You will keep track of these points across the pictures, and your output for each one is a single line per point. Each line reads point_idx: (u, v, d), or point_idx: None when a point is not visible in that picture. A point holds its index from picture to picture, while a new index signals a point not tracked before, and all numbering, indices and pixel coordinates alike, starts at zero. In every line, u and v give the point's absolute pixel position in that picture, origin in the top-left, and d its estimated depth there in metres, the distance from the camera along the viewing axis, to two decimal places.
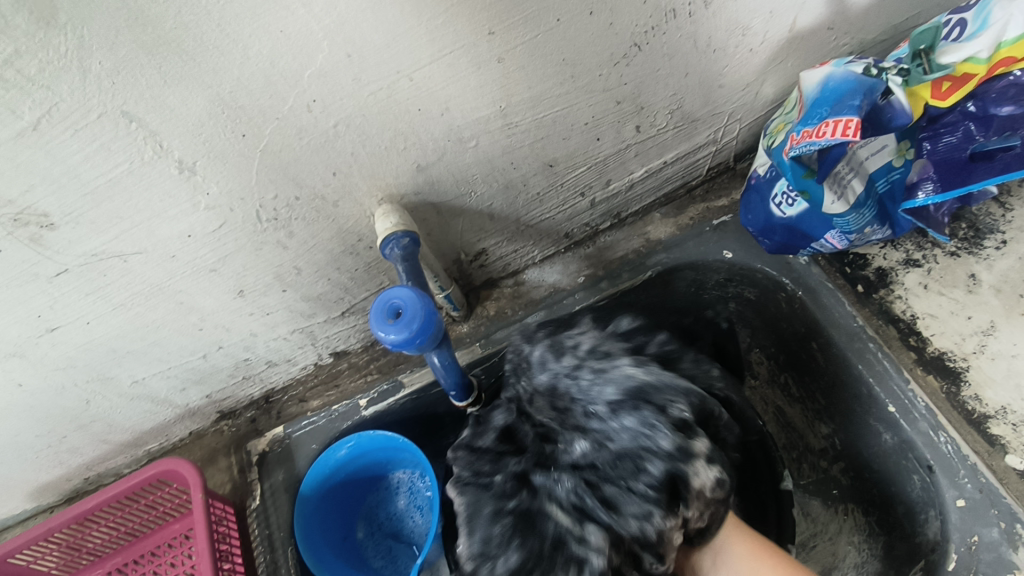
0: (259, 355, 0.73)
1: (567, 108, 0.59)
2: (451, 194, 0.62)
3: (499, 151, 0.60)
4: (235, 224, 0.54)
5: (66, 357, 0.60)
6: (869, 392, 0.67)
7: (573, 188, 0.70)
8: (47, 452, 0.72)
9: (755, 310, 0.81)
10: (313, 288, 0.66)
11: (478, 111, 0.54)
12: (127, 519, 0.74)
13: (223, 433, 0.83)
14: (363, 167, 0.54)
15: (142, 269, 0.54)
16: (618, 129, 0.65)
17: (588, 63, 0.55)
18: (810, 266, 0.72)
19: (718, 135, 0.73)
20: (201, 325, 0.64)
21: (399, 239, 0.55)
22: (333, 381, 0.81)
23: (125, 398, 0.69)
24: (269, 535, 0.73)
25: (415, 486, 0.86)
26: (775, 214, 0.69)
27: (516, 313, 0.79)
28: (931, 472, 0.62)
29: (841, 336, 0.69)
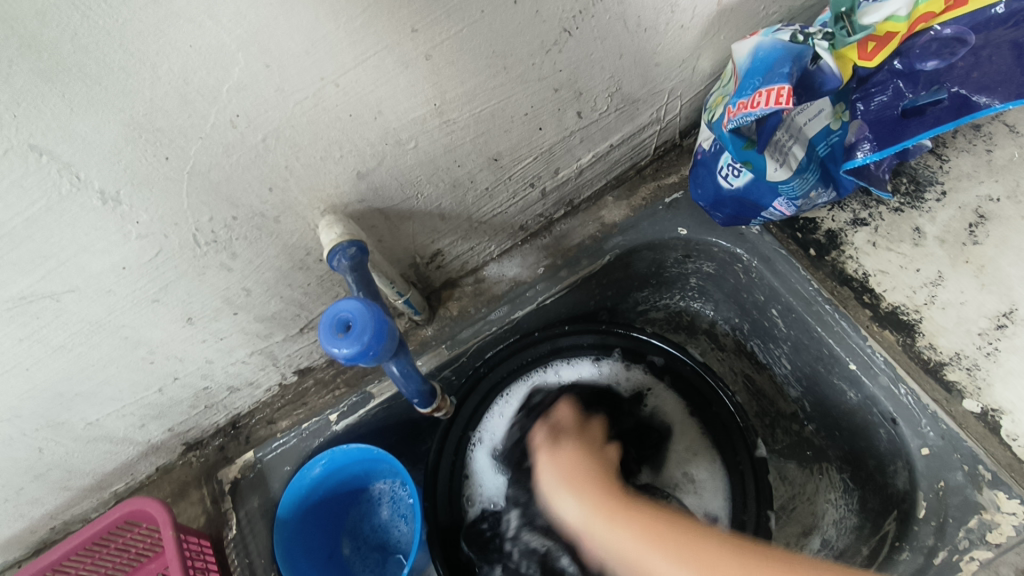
0: (219, 382, 0.71)
1: (504, 100, 0.58)
2: (398, 198, 0.61)
3: (441, 150, 0.59)
4: (172, 251, 0.52)
5: (10, 407, 0.57)
6: (831, 352, 0.69)
7: (522, 180, 0.70)
8: (5, 507, 0.69)
9: (715, 283, 0.82)
10: (266, 307, 0.64)
11: (414, 111, 0.53)
12: (98, 566, 0.71)
13: (191, 465, 0.80)
14: (301, 179, 0.53)
15: (78, 307, 0.52)
16: (559, 117, 0.64)
17: (519, 53, 0.54)
18: (763, 235, 0.73)
19: (661, 114, 0.74)
20: (152, 358, 0.62)
21: (346, 249, 0.53)
22: (300, 400, 0.79)
23: (81, 441, 0.67)
24: (251, 564, 0.72)
25: (397, 495, 0.85)
26: (724, 187, 0.69)
27: (479, 310, 0.78)
28: (895, 424, 0.63)
29: (799, 301, 0.70)
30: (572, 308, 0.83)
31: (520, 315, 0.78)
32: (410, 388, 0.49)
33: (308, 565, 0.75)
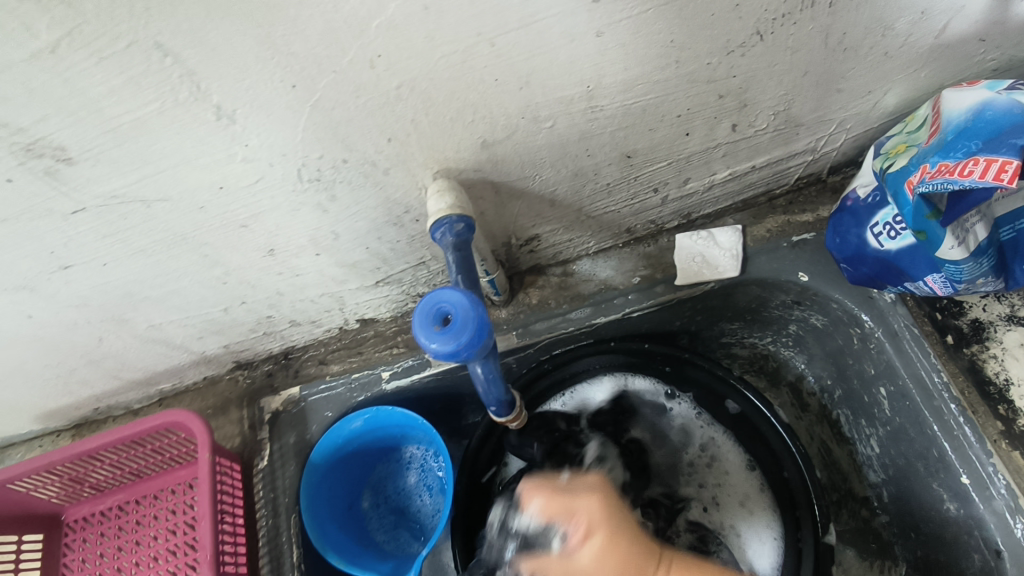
0: (283, 314, 0.68)
1: (662, 96, 0.51)
2: (515, 175, 0.55)
3: (577, 136, 0.53)
4: (274, 181, 0.48)
5: (80, 296, 0.55)
6: (940, 456, 0.61)
7: (647, 183, 0.63)
8: (57, 381, 0.69)
9: (818, 338, 0.74)
10: (349, 255, 0.61)
11: (564, 89, 0.47)
12: (130, 461, 0.71)
13: (237, 383, 0.79)
14: (422, 137, 0.48)
15: (166, 216, 0.49)
16: (712, 125, 0.57)
17: (699, 49, 0.47)
18: (896, 305, 0.65)
19: (819, 144, 0.65)
20: (226, 279, 0.59)
21: (453, 223, 0.48)
22: (356, 348, 0.77)
23: (140, 339, 0.66)
24: (274, 499, 0.71)
25: (427, 464, 0.82)
26: (871, 244, 0.61)
27: (560, 305, 0.72)
28: (998, 557, 0.56)
29: (919, 389, 0.62)
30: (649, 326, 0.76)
31: (601, 322, 0.72)
32: (491, 393, 0.45)
33: (329, 516, 0.73)
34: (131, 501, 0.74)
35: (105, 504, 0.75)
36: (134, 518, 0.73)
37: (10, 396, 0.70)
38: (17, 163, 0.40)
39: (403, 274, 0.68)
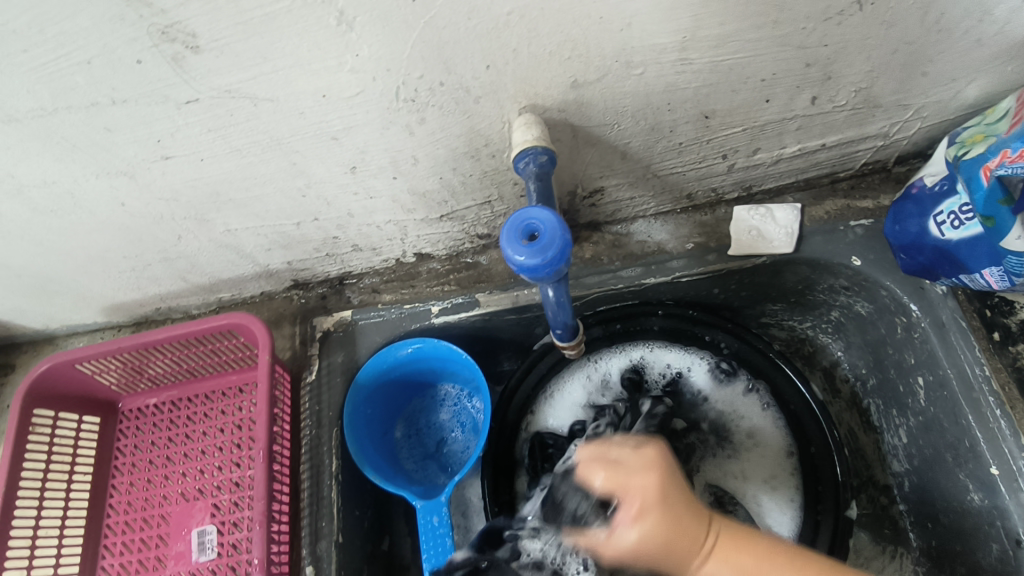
0: (348, 237, 0.71)
1: (751, 56, 0.52)
2: (595, 121, 0.57)
3: (662, 88, 0.54)
4: (373, 95, 0.50)
5: (172, 189, 0.59)
6: (971, 447, 0.62)
7: (717, 148, 0.64)
8: (131, 274, 0.74)
9: (859, 326, 0.76)
10: (423, 183, 0.63)
11: (660, 37, 0.48)
12: (188, 358, 0.76)
13: (292, 301, 0.83)
14: (518, 68, 0.50)
15: (268, 118, 0.51)
16: (792, 95, 0.58)
17: (798, 11, 0.48)
18: (947, 298, 0.65)
19: (892, 130, 0.65)
20: (305, 192, 0.62)
21: (537, 154, 0.51)
22: (409, 281, 0.80)
23: (214, 243, 0.69)
24: (318, 411, 0.74)
25: (461, 403, 0.86)
26: (932, 233, 0.62)
27: (612, 262, 0.74)
28: (1017, 547, 0.57)
29: (959, 380, 0.63)
30: (693, 293, 0.78)
31: (650, 283, 0.74)
32: (559, 317, 0.47)
33: (367, 436, 0.77)
34: (183, 398, 0.79)
35: (158, 398, 0.79)
36: (185, 414, 0.78)
37: (85, 283, 0.75)
38: (150, 45, 0.43)
39: (468, 212, 0.70)
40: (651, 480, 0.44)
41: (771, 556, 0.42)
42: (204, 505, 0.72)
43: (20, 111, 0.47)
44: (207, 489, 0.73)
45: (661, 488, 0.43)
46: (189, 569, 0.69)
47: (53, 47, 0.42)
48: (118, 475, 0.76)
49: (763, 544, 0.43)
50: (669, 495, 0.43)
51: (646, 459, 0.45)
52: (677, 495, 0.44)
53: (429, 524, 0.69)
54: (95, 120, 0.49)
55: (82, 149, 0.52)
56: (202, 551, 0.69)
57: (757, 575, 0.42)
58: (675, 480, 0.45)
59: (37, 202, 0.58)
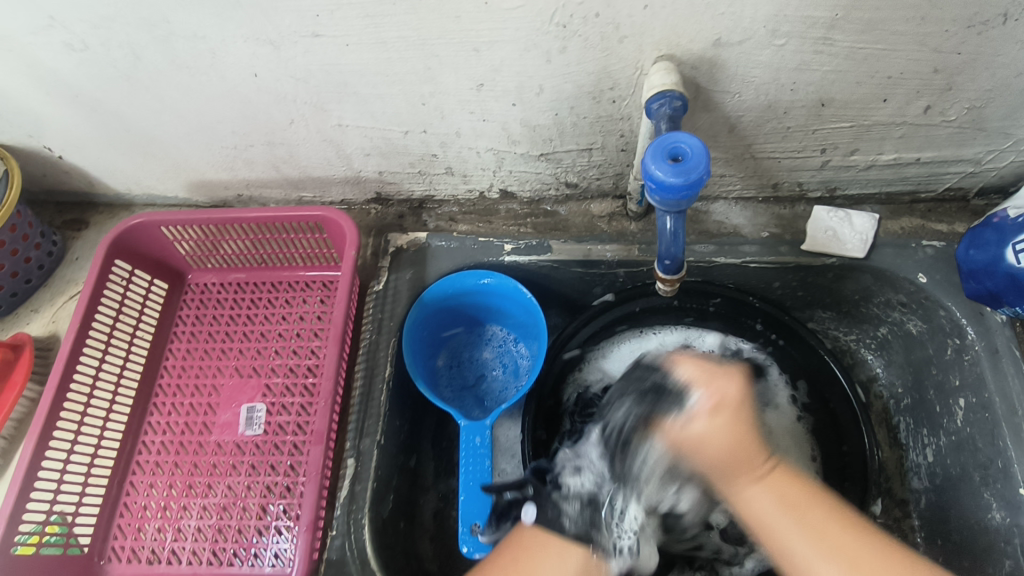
0: (446, 157, 0.74)
1: (888, 50, 0.55)
2: (721, 85, 0.60)
3: (794, 65, 0.57)
4: (531, 12, 0.53)
5: (307, 70, 0.61)
6: (1003, 469, 0.66)
7: (819, 140, 0.67)
8: (229, 152, 0.76)
9: (906, 345, 0.78)
10: (538, 115, 0.66)
11: (814, 10, 0.51)
12: (266, 244, 0.78)
13: (368, 214, 0.85)
14: (673, 14, 0.52)
15: (426, 14, 0.54)
16: (909, 100, 0.60)
17: (947, 12, 0.51)
18: (1004, 327, 0.68)
19: (985, 157, 0.68)
20: (426, 101, 0.65)
21: (672, 99, 0.54)
22: (486, 216, 0.82)
23: (320, 136, 0.72)
24: (381, 319, 0.76)
25: (505, 346, 0.88)
26: (1008, 259, 0.65)
27: (687, 235, 0.77)
28: None
29: (1004, 405, 0.66)
30: (755, 282, 0.80)
31: (720, 262, 0.76)
32: (671, 248, 0.51)
33: (419, 354, 0.79)
34: (249, 283, 0.81)
35: (224, 278, 0.82)
36: (249, 297, 0.80)
37: (183, 153, 0.77)
38: None
39: (565, 156, 0.72)
40: (729, 413, 0.55)
41: (826, 519, 0.54)
42: (256, 384, 0.74)
43: None
44: (261, 369, 0.75)
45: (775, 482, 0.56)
46: (234, 440, 0.71)
47: None
48: (175, 341, 0.78)
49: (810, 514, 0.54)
50: (743, 429, 0.55)
51: (725, 398, 0.55)
52: (748, 453, 0.55)
53: (471, 443, 0.72)
54: None
55: (244, 9, 0.55)
56: (248, 426, 0.72)
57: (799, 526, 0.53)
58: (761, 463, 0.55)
59: (179, 54, 0.61)
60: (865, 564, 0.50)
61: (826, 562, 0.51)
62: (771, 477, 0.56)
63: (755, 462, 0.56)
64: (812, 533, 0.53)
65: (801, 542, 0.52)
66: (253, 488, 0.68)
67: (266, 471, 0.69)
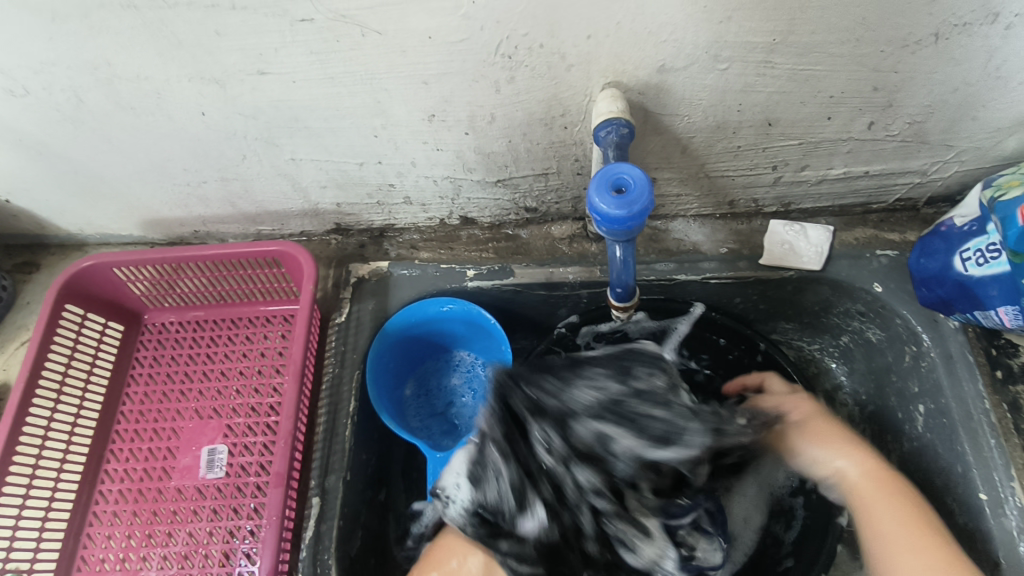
0: (403, 187, 0.73)
1: (828, 71, 0.56)
2: (669, 109, 0.60)
3: (738, 87, 0.58)
4: (476, 45, 0.53)
5: (255, 107, 0.61)
6: (963, 474, 0.66)
7: (770, 158, 0.68)
8: (182, 190, 0.75)
9: (867, 352, 0.79)
10: (492, 143, 0.66)
11: (753, 36, 0.52)
12: (223, 281, 0.77)
13: (329, 245, 0.85)
14: (616, 43, 0.53)
15: (371, 51, 0.54)
16: (852, 117, 0.62)
17: (881, 34, 0.52)
18: (957, 333, 0.70)
19: (930, 169, 0.70)
20: (378, 133, 0.64)
21: (619, 126, 0.55)
22: (448, 243, 0.82)
23: (274, 170, 0.71)
24: (343, 352, 0.75)
25: (473, 371, 0.87)
26: (956, 268, 0.66)
27: (648, 255, 0.77)
28: (995, 568, 0.61)
29: (960, 411, 0.67)
30: (717, 297, 0.81)
31: (682, 279, 0.77)
32: (622, 275, 0.51)
33: (384, 386, 0.78)
34: (208, 320, 0.80)
35: (182, 316, 0.80)
36: (209, 335, 0.79)
37: (135, 192, 0.75)
38: None
39: (522, 181, 0.73)
40: (822, 415, 0.66)
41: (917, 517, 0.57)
42: (217, 425, 0.72)
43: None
44: (222, 410, 0.73)
45: (865, 463, 0.62)
46: (195, 484, 0.69)
47: None
48: (133, 384, 0.76)
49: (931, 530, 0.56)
50: (829, 423, 0.66)
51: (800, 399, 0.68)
52: (838, 435, 0.64)
53: (439, 475, 0.72)
54: (209, 22, 0.51)
55: (186, 49, 0.54)
56: (210, 469, 0.70)
57: (902, 528, 0.56)
58: (894, 485, 0.60)
59: (122, 96, 0.59)
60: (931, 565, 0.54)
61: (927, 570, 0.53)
62: (891, 493, 0.59)
63: (871, 463, 0.62)
64: (914, 519, 0.57)
65: (882, 501, 0.59)
66: (216, 533, 0.66)
67: (228, 515, 0.67)
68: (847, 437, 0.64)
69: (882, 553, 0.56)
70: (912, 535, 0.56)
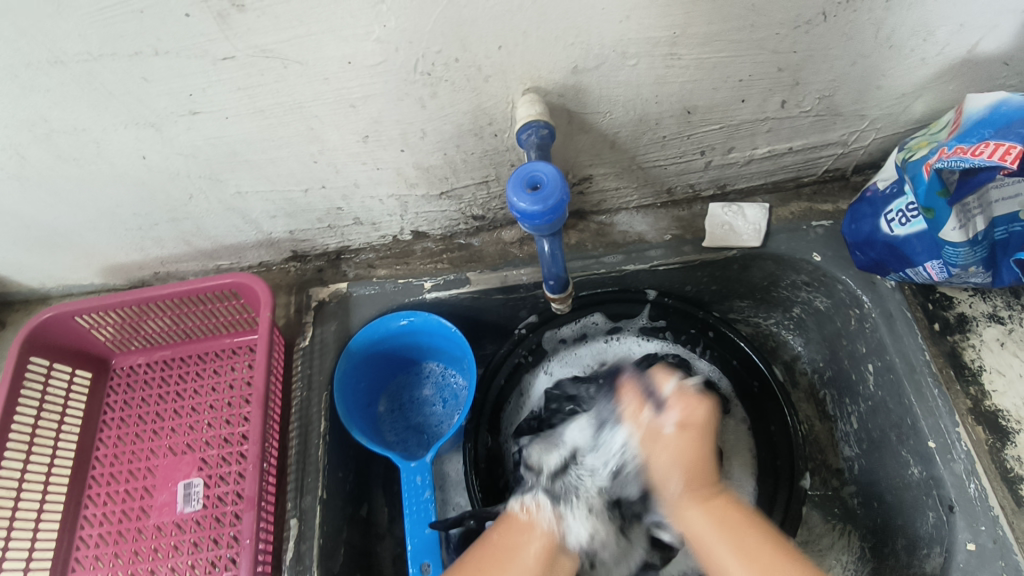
0: (351, 209, 0.76)
1: (732, 57, 0.59)
2: (590, 108, 0.63)
3: (651, 81, 0.61)
4: (394, 65, 0.55)
5: (193, 146, 0.63)
6: (913, 424, 0.69)
7: (696, 144, 0.71)
8: (136, 234, 0.77)
9: (818, 320, 0.82)
10: (428, 157, 0.68)
11: (654, 31, 0.55)
12: (185, 318, 0.79)
13: (288, 273, 0.87)
14: (526, 51, 0.55)
15: (295, 81, 0.56)
16: (764, 97, 0.65)
17: (772, 18, 0.55)
18: (894, 292, 0.72)
19: (850, 139, 0.73)
20: (317, 158, 0.67)
21: (538, 128, 0.58)
22: (403, 258, 0.84)
23: (222, 206, 0.73)
24: (309, 375, 0.77)
25: (443, 381, 0.89)
26: (882, 230, 0.69)
27: (596, 249, 0.80)
28: (949, 512, 0.64)
29: (904, 364, 0.70)
30: (668, 283, 0.84)
31: (631, 269, 0.80)
32: (552, 268, 0.57)
33: (353, 404, 0.80)
34: (175, 359, 0.81)
35: (150, 357, 0.82)
36: (177, 373, 0.80)
37: (90, 241, 0.77)
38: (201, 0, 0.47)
39: (465, 192, 0.75)
40: (683, 445, 0.62)
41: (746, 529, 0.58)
42: (191, 459, 0.74)
43: (67, 53, 0.51)
44: (195, 444, 0.74)
45: (681, 437, 0.62)
46: (173, 519, 0.70)
47: None
48: (105, 429, 0.77)
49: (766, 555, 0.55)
50: (698, 455, 0.62)
51: (691, 418, 0.63)
52: (702, 471, 0.62)
53: (412, 483, 0.73)
54: (135, 69, 0.53)
55: (117, 98, 0.56)
56: (187, 503, 0.71)
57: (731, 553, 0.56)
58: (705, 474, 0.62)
59: (62, 148, 0.61)
60: (761, 558, 0.55)
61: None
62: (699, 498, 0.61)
63: (692, 482, 0.61)
64: (728, 532, 0.57)
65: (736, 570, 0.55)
66: (198, 565, 0.67)
67: (208, 546, 0.68)
68: (674, 434, 0.63)
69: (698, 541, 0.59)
70: (723, 542, 0.57)
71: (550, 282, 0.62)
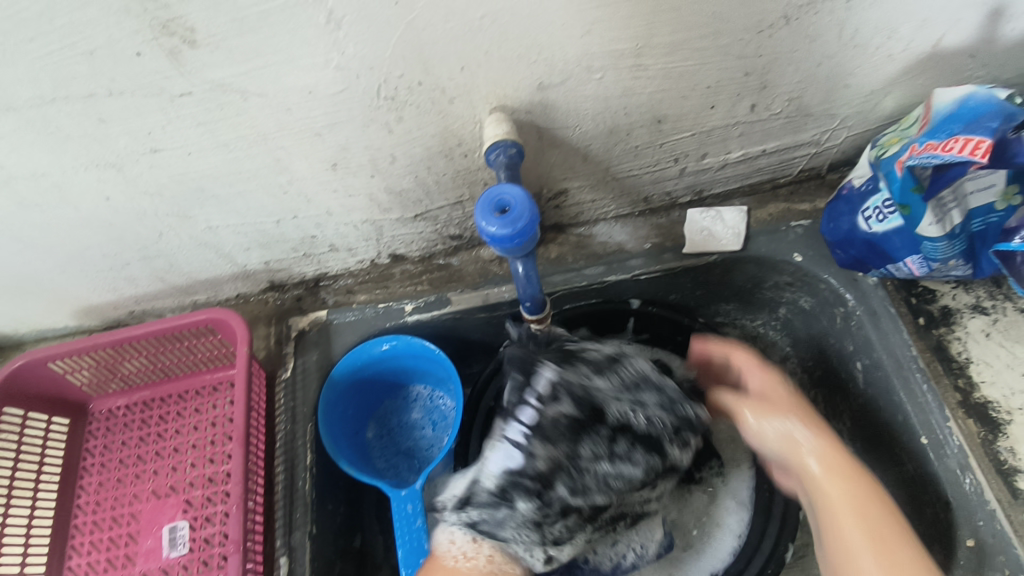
0: (326, 236, 0.75)
1: (697, 64, 0.59)
2: (559, 122, 0.63)
3: (619, 92, 0.60)
4: (356, 92, 0.55)
5: (158, 184, 0.62)
6: (905, 421, 0.69)
7: (669, 152, 0.71)
8: (107, 275, 0.75)
9: (805, 321, 0.81)
10: (399, 181, 0.67)
11: (616, 44, 0.54)
12: (163, 356, 0.77)
13: (267, 303, 0.85)
14: (490, 70, 0.55)
15: (256, 113, 0.55)
16: (734, 102, 0.65)
17: (734, 24, 0.55)
18: (877, 288, 0.72)
19: (823, 138, 0.73)
20: (287, 189, 0.65)
21: (506, 147, 0.58)
22: (383, 282, 0.83)
23: (194, 241, 0.72)
24: (293, 408, 0.75)
25: (431, 403, 0.88)
26: (861, 228, 0.68)
27: (577, 262, 0.79)
28: (948, 508, 0.64)
29: (891, 361, 0.69)
30: (652, 292, 0.83)
31: (612, 280, 0.79)
32: (527, 289, 0.56)
33: (341, 433, 0.78)
34: (155, 399, 0.80)
35: (130, 399, 0.80)
36: (158, 413, 0.79)
37: (60, 285, 0.76)
38: (151, 38, 0.46)
39: (440, 212, 0.74)
40: (790, 404, 0.65)
41: (851, 477, 0.59)
42: (175, 502, 0.72)
43: (19, 99, 0.50)
44: (179, 486, 0.73)
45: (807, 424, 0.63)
46: (160, 565, 0.69)
47: (60, 38, 0.45)
48: (86, 475, 0.76)
49: (874, 510, 0.56)
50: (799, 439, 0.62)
51: (769, 391, 0.67)
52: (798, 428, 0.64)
53: (405, 512, 0.72)
54: (91, 111, 0.52)
55: (74, 140, 0.55)
56: (173, 548, 0.69)
57: (853, 525, 0.56)
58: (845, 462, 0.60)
59: (23, 194, 0.60)
60: (891, 538, 0.54)
61: (861, 532, 0.55)
62: (831, 468, 0.60)
63: (824, 452, 0.61)
64: (858, 508, 0.57)
65: (850, 527, 0.56)
66: None
67: None
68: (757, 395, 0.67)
69: (829, 526, 0.57)
70: (855, 524, 0.56)
71: (526, 301, 0.61)
